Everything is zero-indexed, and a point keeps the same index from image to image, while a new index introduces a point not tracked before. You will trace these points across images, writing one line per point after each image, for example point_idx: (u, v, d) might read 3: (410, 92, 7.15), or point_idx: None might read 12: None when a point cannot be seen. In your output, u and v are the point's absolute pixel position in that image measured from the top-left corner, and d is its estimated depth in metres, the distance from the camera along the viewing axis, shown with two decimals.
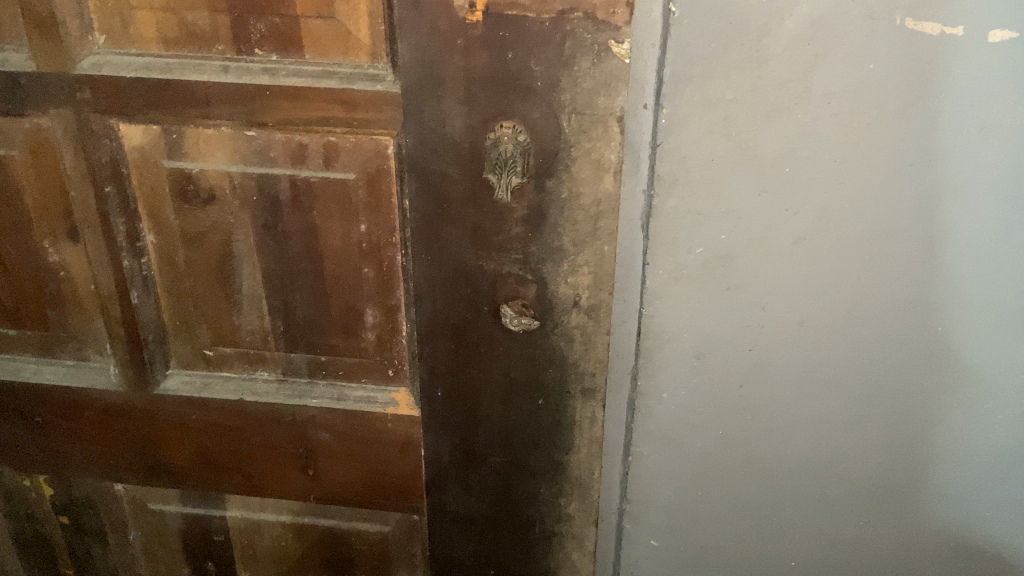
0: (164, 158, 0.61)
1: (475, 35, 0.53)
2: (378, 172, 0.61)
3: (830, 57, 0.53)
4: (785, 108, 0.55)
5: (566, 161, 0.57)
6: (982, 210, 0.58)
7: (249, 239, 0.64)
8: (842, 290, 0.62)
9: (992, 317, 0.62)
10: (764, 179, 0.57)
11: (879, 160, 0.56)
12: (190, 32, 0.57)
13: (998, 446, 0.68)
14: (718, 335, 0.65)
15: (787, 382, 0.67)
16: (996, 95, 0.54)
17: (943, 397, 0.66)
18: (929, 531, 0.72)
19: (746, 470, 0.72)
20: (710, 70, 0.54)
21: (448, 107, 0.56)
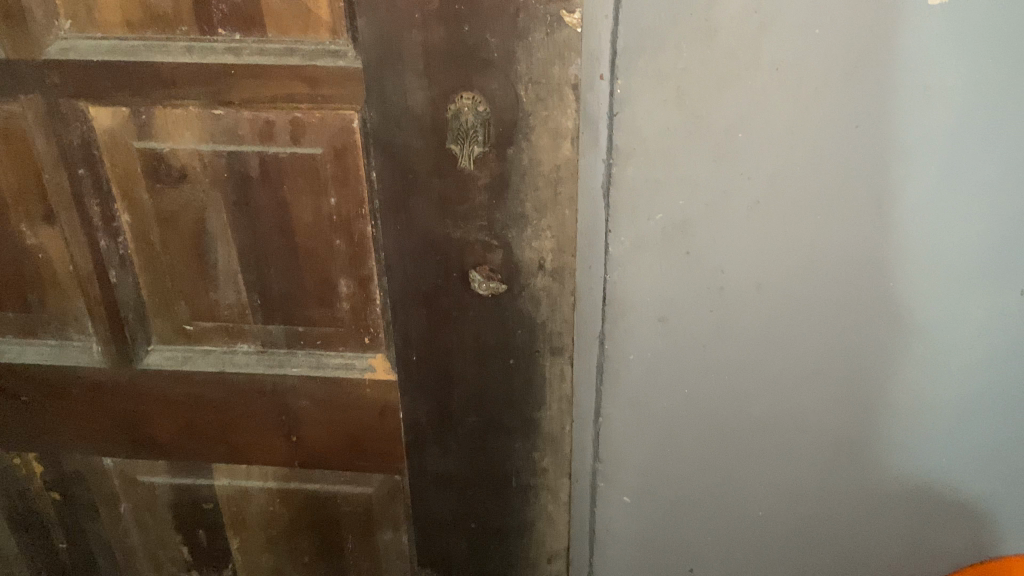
0: (134, 139, 0.63)
1: (431, 9, 0.54)
2: (344, 146, 0.61)
3: (775, 24, 0.56)
4: (735, 75, 0.58)
5: (524, 130, 0.57)
6: (929, 167, 0.60)
7: (221, 216, 0.65)
8: (796, 250, 0.64)
9: (944, 274, 0.64)
10: (716, 146, 0.60)
11: (826, 123, 0.59)
12: (154, 14, 0.58)
13: (958, 401, 0.69)
14: (681, 299, 0.67)
15: (750, 343, 0.69)
16: (937, 54, 0.56)
17: (902, 355, 0.67)
18: (893, 486, 0.74)
19: (713, 429, 0.74)
20: (661, 41, 0.57)
21: (409, 81, 0.56)
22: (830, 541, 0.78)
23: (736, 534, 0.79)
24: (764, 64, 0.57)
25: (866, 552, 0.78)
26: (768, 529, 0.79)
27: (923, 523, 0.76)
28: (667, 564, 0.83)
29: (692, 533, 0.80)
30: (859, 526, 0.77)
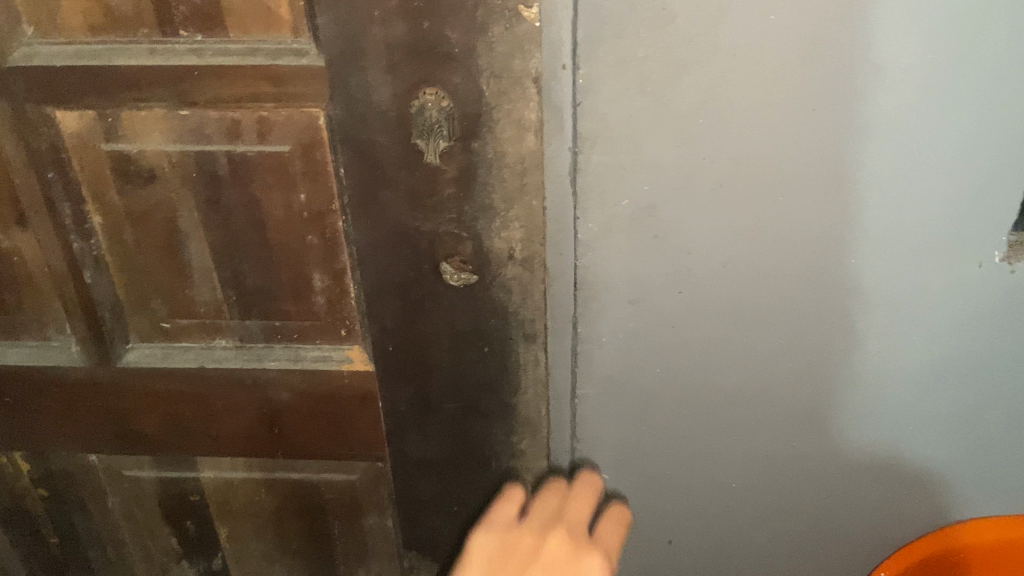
0: (102, 142, 0.63)
1: (391, 6, 0.54)
2: (311, 142, 0.62)
3: (733, 10, 0.56)
4: (694, 62, 0.58)
5: (489, 122, 0.59)
6: (885, 146, 0.61)
7: (193, 215, 0.66)
8: (759, 230, 0.65)
9: (903, 248, 0.65)
10: (679, 131, 0.61)
11: (785, 106, 0.60)
12: (116, 17, 0.58)
13: (919, 369, 0.71)
14: (650, 280, 0.68)
15: (717, 321, 0.70)
16: (891, 36, 0.57)
17: (864, 327, 0.69)
18: (859, 454, 0.76)
19: (686, 405, 0.75)
20: (620, 29, 0.58)
21: (372, 77, 0.57)
22: (802, 508, 0.81)
23: (712, 504, 0.82)
24: (722, 49, 0.58)
25: (836, 516, 0.81)
26: (742, 497, 0.81)
27: (890, 487, 0.78)
28: (646, 536, 0.85)
29: (669, 505, 0.82)
30: (829, 492, 0.79)
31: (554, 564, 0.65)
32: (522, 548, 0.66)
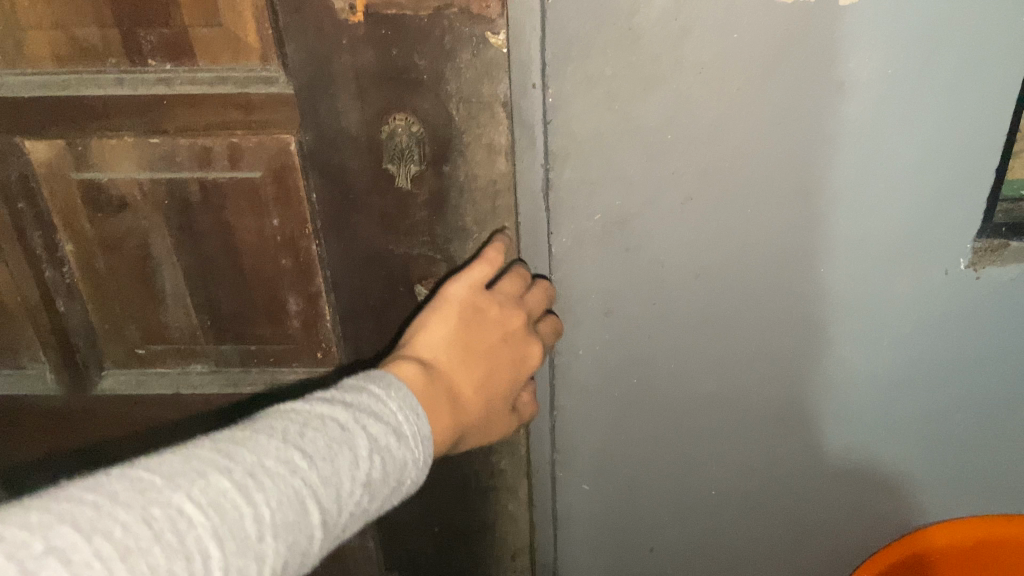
0: (72, 170, 0.63)
1: (359, 34, 0.55)
2: (283, 168, 0.61)
3: (695, 29, 0.57)
4: (661, 79, 0.59)
5: (459, 146, 0.59)
6: (846, 157, 0.62)
7: (166, 241, 0.66)
8: (726, 241, 0.66)
9: (869, 255, 0.66)
10: (648, 146, 0.62)
11: (752, 120, 0.61)
12: (83, 48, 0.58)
13: (886, 371, 0.72)
14: (622, 290, 0.70)
15: (688, 329, 0.71)
16: (853, 49, 0.57)
17: (832, 332, 0.70)
18: (834, 456, 0.77)
19: (662, 412, 0.76)
20: (586, 49, 0.59)
21: (342, 103, 0.57)
22: (777, 511, 0.82)
23: (690, 509, 0.82)
24: (687, 67, 0.59)
25: (811, 517, 0.82)
26: (719, 503, 0.82)
27: (864, 489, 0.79)
28: (626, 545, 0.86)
29: (649, 512, 0.83)
30: (805, 495, 0.80)
31: (511, 343, 0.60)
32: (491, 317, 0.59)
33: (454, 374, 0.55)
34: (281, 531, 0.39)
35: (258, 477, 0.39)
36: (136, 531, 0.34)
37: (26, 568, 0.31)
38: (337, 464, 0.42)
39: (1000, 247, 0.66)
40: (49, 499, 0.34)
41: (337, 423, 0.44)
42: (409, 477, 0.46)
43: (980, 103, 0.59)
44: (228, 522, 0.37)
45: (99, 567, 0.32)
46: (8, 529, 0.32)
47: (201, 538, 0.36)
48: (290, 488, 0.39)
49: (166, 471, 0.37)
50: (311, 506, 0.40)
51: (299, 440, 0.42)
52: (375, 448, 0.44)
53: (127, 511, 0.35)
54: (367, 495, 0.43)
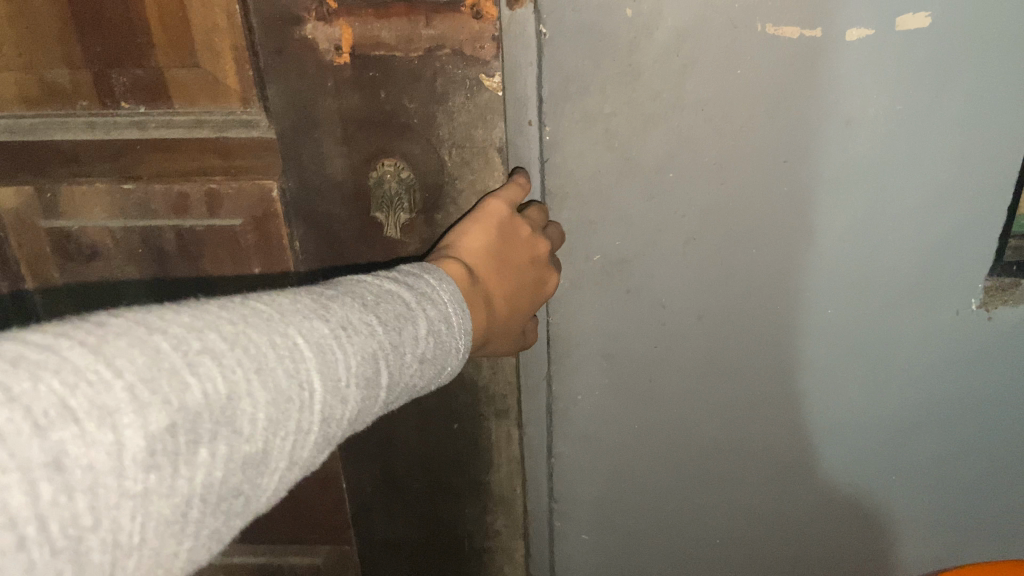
0: (40, 218, 0.59)
1: (345, 76, 0.51)
2: (265, 215, 0.57)
3: (698, 65, 0.54)
4: (661, 117, 0.56)
5: (452, 194, 0.55)
6: (850, 199, 0.58)
7: (139, 292, 0.62)
8: (729, 282, 0.63)
9: (878, 296, 0.62)
10: (648, 184, 0.59)
11: (755, 157, 0.57)
12: (52, 89, 0.55)
13: (898, 415, 0.67)
14: (623, 332, 0.66)
15: (689, 372, 0.68)
16: (861, 85, 0.54)
17: (840, 379, 0.66)
18: (843, 504, 0.73)
19: (662, 458, 0.73)
20: (585, 86, 0.56)
21: (327, 148, 0.54)
22: (781, 563, 0.77)
23: (693, 561, 0.78)
24: (688, 102, 0.56)
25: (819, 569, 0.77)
26: (722, 555, 0.77)
27: (874, 541, 0.75)
28: None
29: (651, 562, 0.79)
30: (813, 544, 0.76)
31: (542, 270, 0.51)
32: (530, 243, 0.50)
33: (493, 288, 0.47)
34: (360, 386, 0.35)
35: (348, 329, 0.35)
36: (265, 351, 0.31)
37: (188, 359, 0.29)
38: (405, 337, 0.37)
39: (1011, 285, 0.61)
40: (185, 307, 0.31)
41: (402, 299, 0.39)
42: (452, 364, 0.42)
43: (995, 136, 0.55)
44: (329, 365, 0.33)
45: (242, 377, 0.30)
46: (165, 323, 0.29)
47: (311, 373, 0.32)
48: (369, 345, 0.35)
49: (278, 306, 0.34)
50: (383, 370, 0.36)
51: (373, 306, 0.37)
52: (433, 332, 0.39)
53: (256, 330, 0.32)
54: (419, 374, 0.39)
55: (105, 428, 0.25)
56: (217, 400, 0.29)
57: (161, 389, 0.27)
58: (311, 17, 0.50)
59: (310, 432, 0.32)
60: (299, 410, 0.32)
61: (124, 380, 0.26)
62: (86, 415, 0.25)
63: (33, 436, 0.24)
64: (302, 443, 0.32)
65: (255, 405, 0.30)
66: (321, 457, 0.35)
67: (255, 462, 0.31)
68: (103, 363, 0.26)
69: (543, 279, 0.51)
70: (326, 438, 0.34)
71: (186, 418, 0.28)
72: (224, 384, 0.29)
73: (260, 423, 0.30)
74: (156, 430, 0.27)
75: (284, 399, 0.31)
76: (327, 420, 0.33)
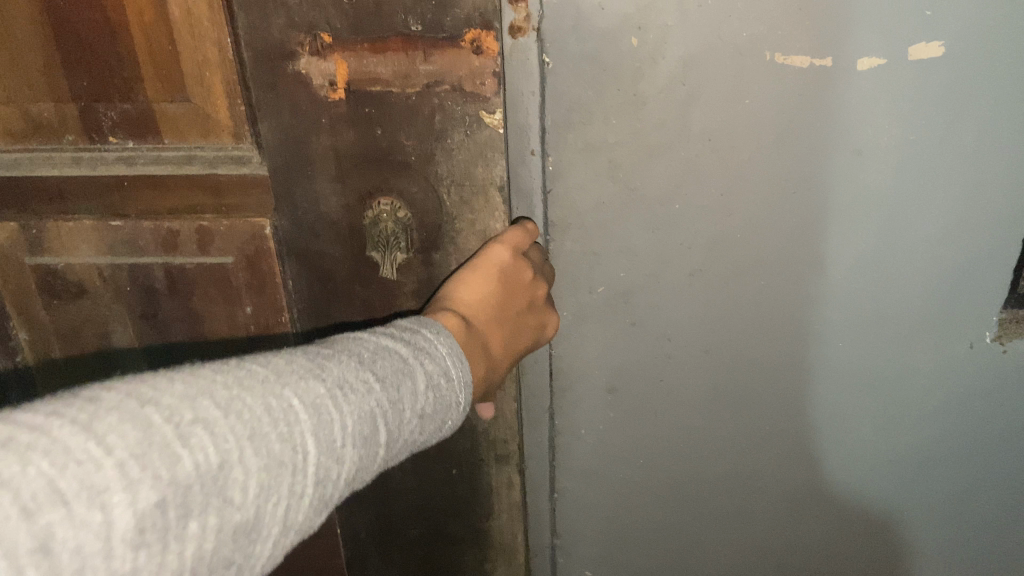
0: (26, 255, 0.57)
1: (340, 112, 0.50)
2: (256, 253, 0.55)
3: (704, 95, 0.50)
4: (670, 147, 0.53)
5: (450, 233, 0.53)
6: (859, 230, 0.53)
7: (127, 330, 0.60)
8: (739, 314, 0.58)
9: (890, 328, 0.57)
10: (653, 217, 0.55)
11: (762, 187, 0.53)
12: (37, 124, 0.53)
13: (922, 445, 0.61)
14: (627, 367, 0.62)
15: (698, 407, 0.63)
16: (871, 112, 0.49)
17: (853, 412, 0.61)
18: (871, 539, 0.66)
19: (673, 496, 0.68)
20: (589, 115, 0.52)
21: (321, 186, 0.52)
22: None
23: None
24: (694, 135, 0.52)
25: None
26: None
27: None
28: None
29: None
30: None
31: (540, 314, 0.49)
32: (529, 291, 0.47)
33: (494, 342, 0.44)
34: (357, 446, 0.32)
35: (345, 389, 0.33)
36: (259, 415, 0.29)
37: (180, 431, 0.27)
38: (403, 393, 0.35)
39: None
40: (179, 373, 0.30)
41: (398, 353, 0.36)
42: (453, 419, 0.39)
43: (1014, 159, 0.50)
44: (324, 426, 0.31)
45: (234, 445, 0.28)
46: (156, 393, 0.28)
47: (305, 435, 0.30)
48: (366, 405, 0.33)
49: (272, 366, 0.32)
50: (381, 428, 0.34)
51: (370, 362, 0.35)
52: (432, 387, 0.37)
53: (250, 393, 0.30)
54: (418, 430, 0.36)
55: (95, 507, 0.24)
56: (208, 470, 0.27)
57: (152, 465, 0.26)
58: (305, 52, 0.48)
59: (304, 495, 0.31)
60: (292, 473, 0.30)
61: (114, 458, 0.25)
62: (75, 496, 0.24)
63: (20, 521, 0.22)
64: (296, 508, 0.30)
65: (246, 473, 0.28)
66: (318, 519, 0.33)
67: (247, 530, 0.29)
68: (92, 439, 0.25)
69: (543, 324, 0.49)
70: (323, 500, 0.32)
71: (176, 492, 0.26)
72: (216, 453, 0.28)
73: (252, 491, 0.28)
74: (145, 508, 0.25)
75: (275, 464, 0.29)
76: (321, 482, 0.31)
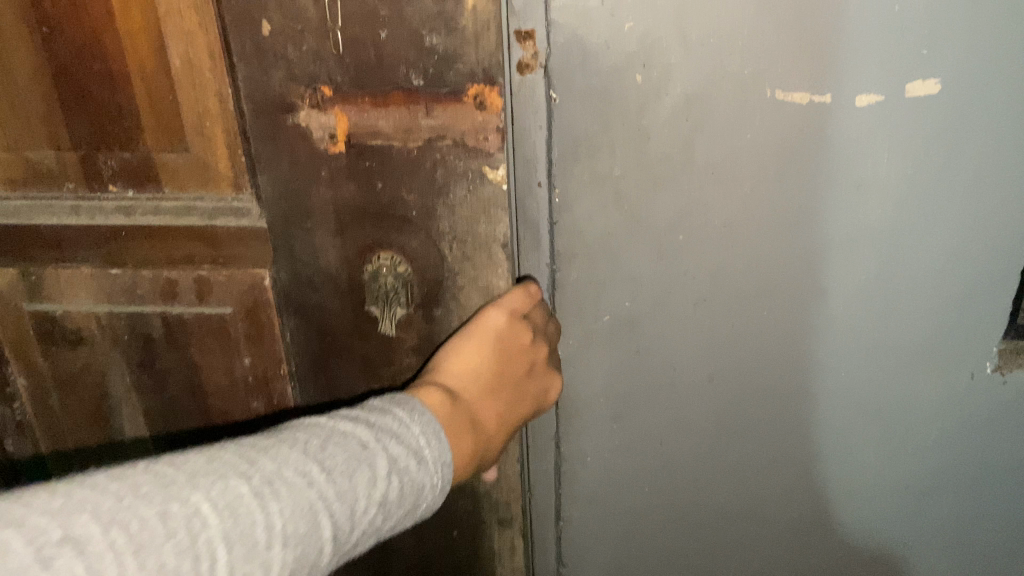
0: (25, 300, 0.56)
1: (340, 165, 0.48)
2: (256, 304, 0.53)
3: (708, 129, 0.48)
4: (672, 178, 0.50)
5: (452, 290, 0.52)
6: (860, 265, 0.50)
7: (126, 378, 0.58)
8: (742, 346, 0.54)
9: (896, 361, 0.52)
10: (656, 244, 0.52)
11: (764, 216, 0.50)
12: (37, 171, 0.52)
13: (940, 476, 0.56)
14: (633, 395, 0.58)
15: (696, 434, 0.59)
16: (872, 146, 0.47)
17: (859, 448, 0.56)
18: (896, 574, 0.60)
19: (682, 526, 0.63)
20: (594, 147, 0.50)
21: (319, 239, 0.51)
22: None
23: None
24: (697, 166, 0.49)
25: None
26: None
27: None
28: None
29: None
30: None
31: (540, 379, 0.47)
32: (526, 356, 0.46)
33: (483, 413, 0.43)
34: (290, 545, 0.31)
35: (275, 486, 0.31)
36: (152, 526, 0.28)
37: (42, 554, 0.25)
38: (356, 481, 0.34)
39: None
40: (68, 485, 0.28)
41: (357, 438, 0.35)
42: (428, 502, 0.37)
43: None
44: (241, 528, 0.30)
45: (112, 563, 0.26)
46: (26, 512, 0.26)
47: (213, 541, 0.29)
48: (305, 499, 0.32)
49: (186, 469, 0.31)
50: (324, 522, 0.32)
51: (318, 454, 0.34)
52: (396, 472, 0.35)
53: (146, 501, 0.28)
54: (381, 518, 0.35)
55: None
56: None
57: None
58: (305, 105, 0.47)
59: None
60: None
61: None
62: None
63: None
64: None
65: None
66: None
67: None
68: None
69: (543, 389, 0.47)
70: None
71: None
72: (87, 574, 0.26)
73: None
74: None
75: None
76: None
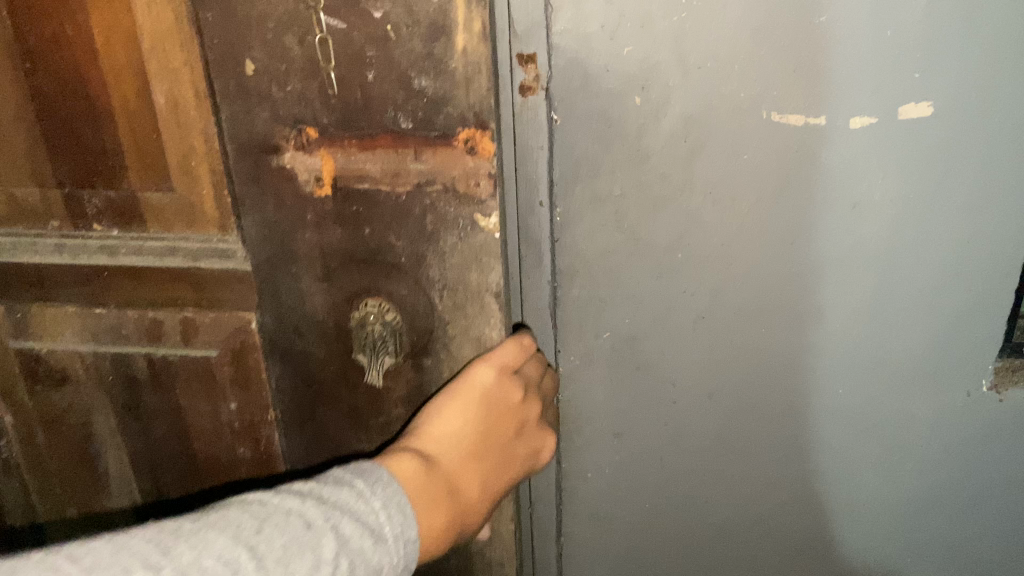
0: (11, 338, 0.55)
1: (327, 209, 0.46)
2: (242, 346, 0.51)
3: (709, 150, 0.45)
4: (670, 199, 0.47)
5: (443, 339, 0.49)
6: (856, 285, 0.47)
7: (110, 420, 0.57)
8: (739, 371, 0.52)
9: (895, 376, 0.50)
10: (653, 263, 0.49)
11: (759, 236, 0.47)
12: (22, 209, 0.51)
13: (951, 498, 0.53)
14: (633, 413, 0.55)
15: (689, 453, 0.55)
16: (867, 166, 0.44)
17: (860, 472, 0.53)
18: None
19: (686, 546, 0.59)
20: (595, 168, 0.47)
21: (306, 285, 0.49)
22: None
23: None
24: (698, 188, 0.46)
25: None
26: None
27: None
28: None
29: None
30: None
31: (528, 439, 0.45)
32: (513, 415, 0.44)
33: (465, 479, 0.40)
34: None
35: None
36: None
37: None
38: (294, 567, 0.31)
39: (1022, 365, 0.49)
40: None
41: (297, 519, 0.33)
42: None
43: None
44: None
45: None
46: None
47: None
48: None
49: (87, 563, 0.29)
50: None
51: (251, 538, 0.32)
52: (344, 553, 0.33)
53: None
54: None
55: None
56: None
57: None
58: (290, 146, 0.45)
59: None
60: None
61: None
62: None
63: None
64: None
65: None
66: None
67: None
68: None
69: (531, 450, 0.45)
70: None
71: None
72: None
73: None
74: None
75: None
76: None
